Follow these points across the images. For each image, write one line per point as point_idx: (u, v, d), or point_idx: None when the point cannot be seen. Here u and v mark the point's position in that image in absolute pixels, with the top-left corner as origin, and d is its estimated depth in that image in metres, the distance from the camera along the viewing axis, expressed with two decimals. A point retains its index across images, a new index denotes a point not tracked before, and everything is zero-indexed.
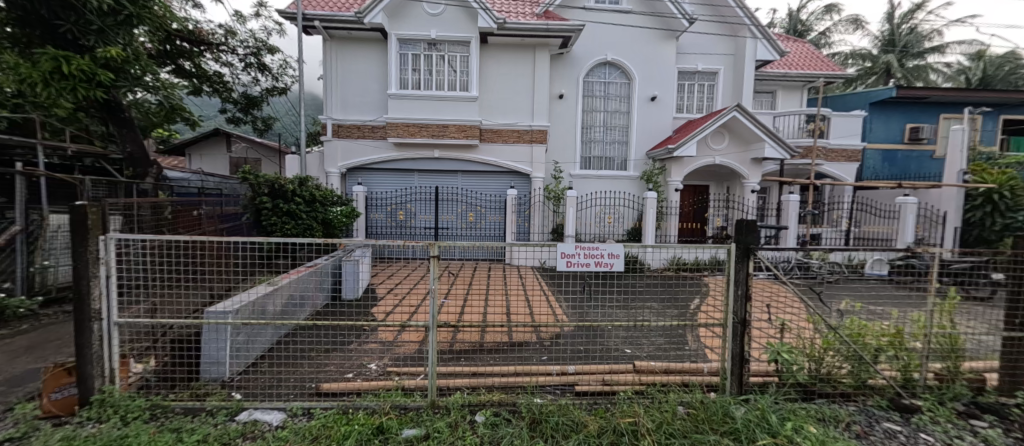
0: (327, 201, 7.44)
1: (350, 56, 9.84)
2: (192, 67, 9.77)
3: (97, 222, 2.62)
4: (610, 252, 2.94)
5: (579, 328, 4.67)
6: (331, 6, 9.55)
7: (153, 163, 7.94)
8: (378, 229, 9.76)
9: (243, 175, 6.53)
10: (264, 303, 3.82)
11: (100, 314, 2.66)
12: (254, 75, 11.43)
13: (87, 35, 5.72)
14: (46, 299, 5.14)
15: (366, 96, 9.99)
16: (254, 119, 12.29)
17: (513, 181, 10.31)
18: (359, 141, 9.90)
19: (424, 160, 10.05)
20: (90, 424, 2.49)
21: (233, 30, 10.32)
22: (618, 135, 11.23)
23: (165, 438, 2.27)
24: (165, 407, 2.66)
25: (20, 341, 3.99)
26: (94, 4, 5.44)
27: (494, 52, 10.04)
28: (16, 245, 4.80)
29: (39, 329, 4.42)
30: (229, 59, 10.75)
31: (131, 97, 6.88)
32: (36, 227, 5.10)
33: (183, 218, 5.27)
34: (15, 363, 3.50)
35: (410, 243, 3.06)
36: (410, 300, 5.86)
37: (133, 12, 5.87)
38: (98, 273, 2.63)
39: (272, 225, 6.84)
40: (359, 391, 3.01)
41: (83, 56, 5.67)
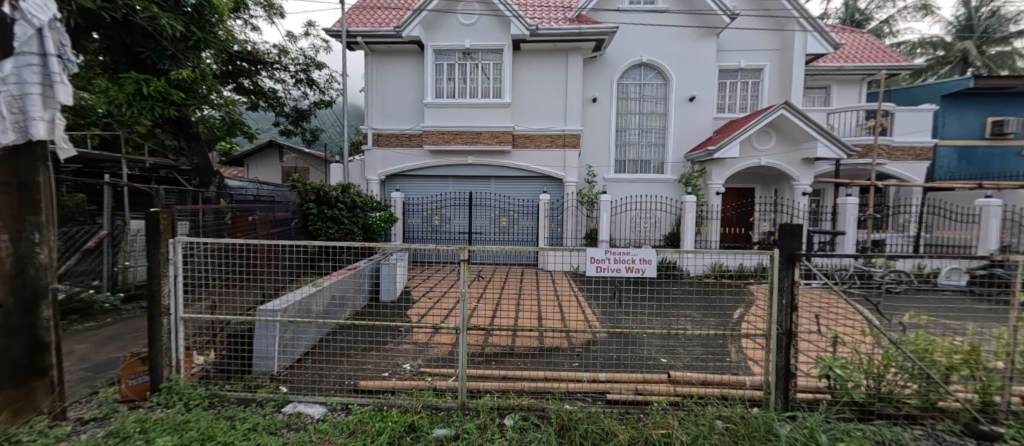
0: (367, 207, 7.90)
1: (389, 68, 10.33)
2: (250, 84, 10.70)
3: (168, 227, 2.95)
4: (642, 257, 2.86)
5: (612, 335, 4.59)
6: (372, 23, 10.10)
7: (215, 173, 8.71)
8: (415, 234, 10.11)
9: (292, 183, 7.03)
10: (308, 303, 4.07)
11: (168, 309, 2.97)
12: (303, 90, 12.26)
13: (162, 60, 6.39)
14: (126, 295, 5.76)
15: (403, 106, 10.40)
16: (303, 130, 13.13)
17: (545, 186, 10.27)
18: (398, 149, 10.32)
19: (458, 167, 10.28)
20: (160, 409, 2.77)
21: (286, 49, 11.14)
22: (655, 137, 10.92)
23: (221, 424, 2.47)
24: (222, 397, 2.91)
25: (104, 332, 4.52)
26: (170, 32, 6.11)
27: (527, 58, 10.13)
28: (103, 247, 5.45)
29: (120, 322, 4.96)
30: (282, 76, 11.59)
31: (198, 114, 7.66)
32: (120, 231, 5.71)
33: (242, 223, 5.73)
34: (101, 351, 3.96)
35: (442, 247, 3.13)
36: (444, 303, 6.04)
37: (200, 38, 6.54)
38: (167, 272, 2.94)
39: (318, 229, 7.34)
40: (393, 389, 3.14)
41: (159, 79, 6.36)
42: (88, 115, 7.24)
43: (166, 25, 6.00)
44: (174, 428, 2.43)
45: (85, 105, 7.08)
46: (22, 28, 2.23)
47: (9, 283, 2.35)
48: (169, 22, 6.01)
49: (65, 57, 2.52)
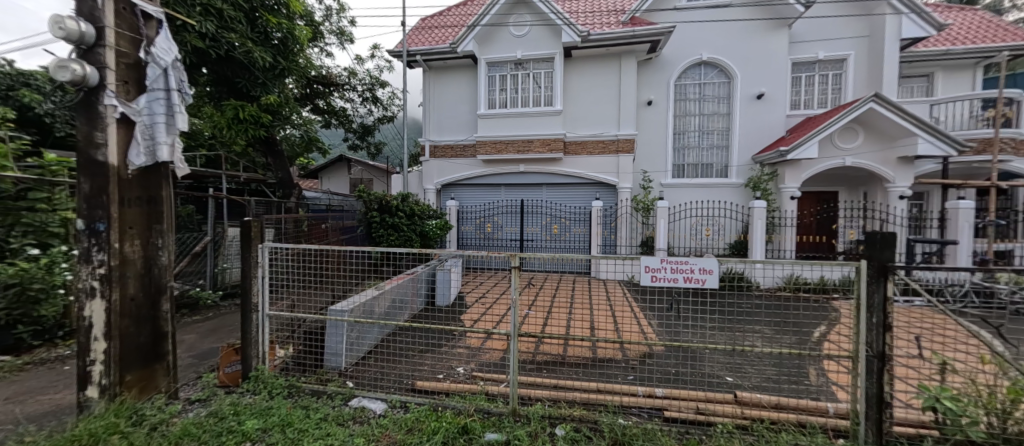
0: (424, 215, 8.34)
1: (445, 83, 10.85)
2: (324, 105, 11.82)
3: (258, 233, 3.37)
4: (703, 266, 2.70)
5: (671, 349, 4.36)
6: (430, 41, 10.72)
7: (295, 186, 9.70)
8: (469, 241, 10.42)
9: (359, 193, 7.63)
10: (371, 305, 4.37)
11: (257, 307, 3.37)
12: (369, 107, 13.26)
13: (255, 87, 7.32)
14: (225, 293, 6.62)
15: (458, 118, 10.84)
16: (368, 144, 14.17)
17: (598, 192, 10.06)
18: (453, 159, 10.75)
19: (511, 175, 10.45)
20: (249, 395, 3.14)
21: (354, 71, 12.18)
22: (717, 139, 10.26)
23: (297, 412, 2.72)
24: (299, 388, 3.23)
25: (207, 324, 5.22)
26: (261, 63, 6.99)
27: (578, 64, 10.09)
28: (207, 251, 6.32)
29: (219, 316, 5.70)
30: (351, 95, 12.67)
31: (281, 133, 8.62)
32: (222, 238, 6.56)
33: (316, 230, 6.33)
34: (204, 341, 4.58)
35: (494, 254, 3.22)
36: (496, 309, 6.15)
37: (284, 66, 7.42)
38: (256, 274, 3.34)
39: (381, 236, 7.89)
40: (447, 391, 3.26)
41: (252, 104, 7.29)
42: (198, 138, 8.49)
43: (257, 56, 6.87)
44: (260, 412, 2.73)
45: (196, 130, 8.29)
46: (154, 69, 2.69)
47: (140, 279, 2.80)
48: (260, 55, 6.89)
49: (183, 90, 2.95)
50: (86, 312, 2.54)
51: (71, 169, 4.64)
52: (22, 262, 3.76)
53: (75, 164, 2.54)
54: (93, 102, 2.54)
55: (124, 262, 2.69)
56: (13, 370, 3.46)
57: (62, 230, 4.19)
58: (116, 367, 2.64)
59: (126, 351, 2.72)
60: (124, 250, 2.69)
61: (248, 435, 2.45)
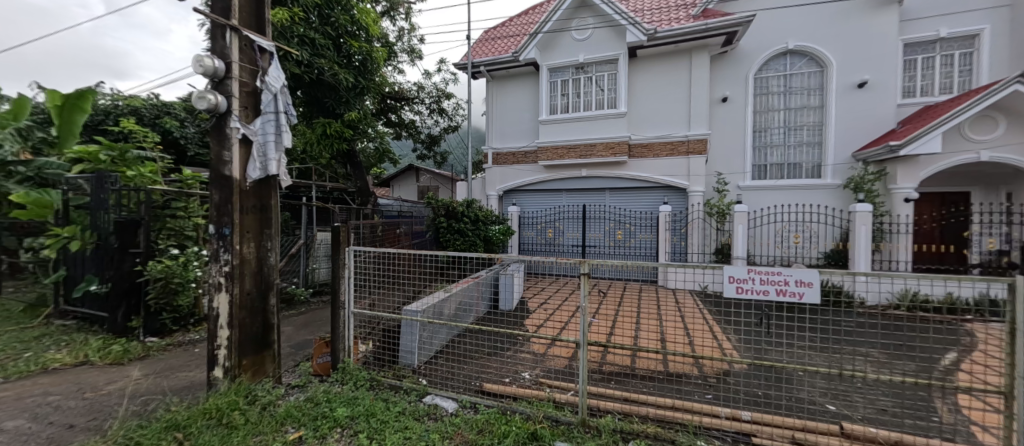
0: (488, 220, 8.60)
1: (508, 91, 11.10)
2: (396, 118, 12.73)
3: (344, 238, 3.74)
4: (799, 278, 2.43)
5: (755, 368, 3.96)
6: (493, 52, 11.05)
7: (371, 194, 10.54)
8: (530, 247, 10.48)
9: (428, 200, 8.10)
10: (441, 307, 4.57)
11: (343, 304, 3.76)
12: (436, 119, 13.99)
13: (339, 106, 8.11)
14: (314, 290, 7.38)
15: (520, 125, 10.99)
16: (435, 154, 14.94)
17: (666, 196, 9.56)
18: (515, 166, 10.92)
19: (573, 180, 10.34)
20: (338, 384, 3.46)
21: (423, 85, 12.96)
22: (807, 135, 9.22)
23: (380, 404, 2.93)
24: (379, 381, 3.48)
25: (301, 318, 5.85)
26: (345, 83, 7.73)
27: (644, 64, 9.73)
28: (300, 253, 7.10)
29: (310, 311, 6.37)
30: (420, 108, 13.48)
31: (360, 146, 9.43)
32: (313, 241, 7.32)
33: (391, 235, 6.81)
34: (300, 333, 5.13)
35: (562, 260, 3.20)
36: (559, 316, 6.09)
37: (364, 85, 8.13)
38: (342, 274, 3.75)
39: (448, 241, 8.26)
40: (515, 395, 3.29)
41: (337, 121, 8.10)
42: (293, 153, 9.61)
43: (342, 78, 7.62)
44: (348, 401, 2.98)
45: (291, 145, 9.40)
46: (267, 96, 3.14)
47: (255, 276, 3.22)
48: (344, 76, 7.63)
49: (289, 112, 3.37)
50: (215, 304, 2.98)
51: (201, 182, 5.52)
52: (167, 260, 4.53)
53: (209, 178, 3.01)
54: (221, 126, 2.98)
55: (245, 261, 3.11)
56: (161, 349, 4.18)
57: (195, 234, 4.99)
58: (236, 352, 3.06)
59: (245, 338, 3.14)
60: (244, 251, 3.12)
61: (339, 422, 2.68)
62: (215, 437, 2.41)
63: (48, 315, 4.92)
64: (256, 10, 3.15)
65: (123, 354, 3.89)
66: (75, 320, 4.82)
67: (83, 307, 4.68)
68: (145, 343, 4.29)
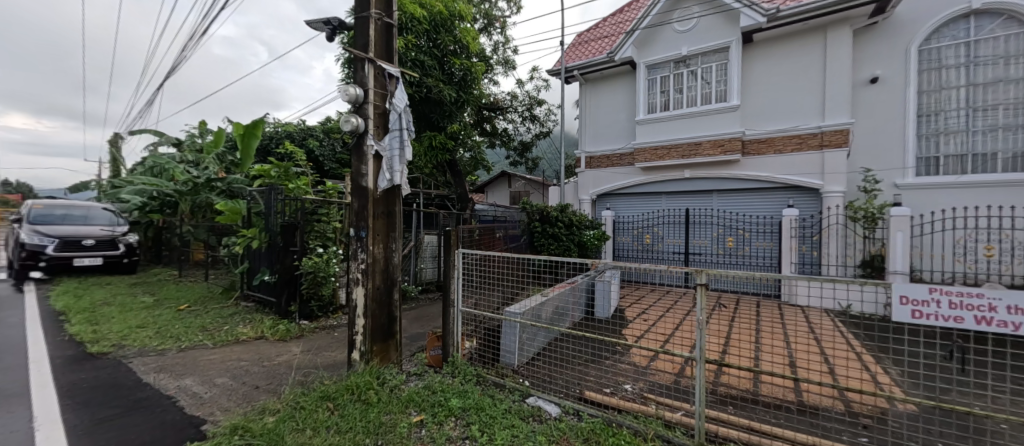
0: (582, 225, 8.50)
1: (602, 93, 10.85)
2: (490, 127, 13.40)
3: (455, 241, 4.05)
4: (1009, 304, 1.85)
5: (930, 412, 3.16)
6: (586, 54, 10.95)
7: (469, 200, 11.23)
8: (626, 252, 10.03)
9: (523, 204, 8.30)
10: (539, 310, 4.62)
11: (454, 302, 4.07)
12: (528, 126, 14.32)
13: (443, 119, 8.84)
14: (422, 288, 8.11)
15: (615, 127, 10.63)
16: (527, 160, 15.31)
17: (792, 198, 8.30)
18: (609, 169, 10.59)
19: (674, 182, 9.61)
20: (450, 376, 3.75)
21: (516, 94, 13.42)
22: (1005, 117, 7.04)
23: (487, 400, 3.08)
24: (485, 377, 3.66)
25: (413, 312, 6.49)
26: (448, 99, 8.42)
27: (762, 49, 8.64)
28: (411, 254, 7.88)
29: (419, 307, 7.01)
30: (513, 117, 13.97)
31: (458, 155, 10.15)
32: (421, 243, 8.07)
33: (490, 239, 7.14)
34: (413, 326, 5.69)
35: (674, 268, 2.95)
36: (662, 327, 5.69)
37: (463, 99, 8.75)
38: (453, 274, 4.04)
39: (542, 245, 8.36)
40: (618, 408, 3.15)
41: (439, 133, 8.86)
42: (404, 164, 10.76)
43: (446, 94, 8.31)
44: (459, 393, 3.20)
45: None
46: (394, 115, 3.55)
47: (383, 273, 3.65)
48: (446, 92, 8.31)
49: (410, 128, 3.77)
50: (354, 296, 3.47)
51: (337, 191, 6.51)
52: (316, 257, 5.40)
53: (351, 188, 3.52)
54: (361, 144, 3.48)
55: (376, 259, 3.56)
56: (311, 331, 5.02)
57: (334, 235, 5.87)
58: (368, 339, 3.52)
59: (375, 327, 3.58)
60: (376, 251, 3.56)
61: (453, 411, 2.90)
62: (356, 411, 2.79)
63: (236, 298, 6.29)
64: (386, 41, 3.59)
65: (286, 333, 4.77)
66: (253, 303, 6.06)
67: (258, 293, 5.87)
68: (299, 325, 5.19)
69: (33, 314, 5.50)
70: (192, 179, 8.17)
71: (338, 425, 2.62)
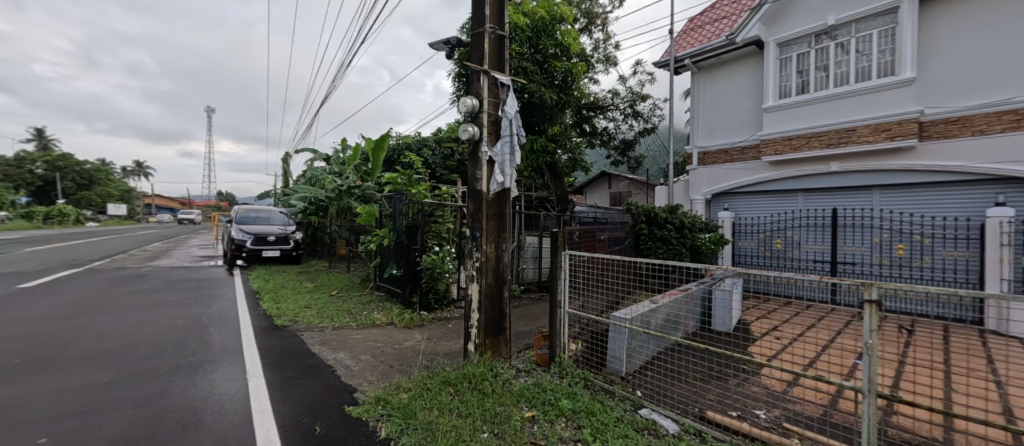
0: (696, 227, 7.81)
1: (719, 81, 9.76)
2: (590, 128, 13.16)
3: (562, 242, 4.01)
4: None
5: None
6: (700, 40, 9.99)
7: (569, 201, 11.26)
8: (751, 259, 8.86)
9: (627, 205, 7.93)
10: (649, 317, 4.30)
11: (560, 303, 4.05)
12: (631, 123, 13.64)
13: (543, 123, 8.95)
14: (525, 288, 8.32)
15: (734, 118, 9.46)
16: (629, 158, 14.62)
17: (998, 193, 6.31)
18: (727, 165, 9.43)
19: (814, 177, 8.11)
20: (559, 376, 3.77)
21: (618, 91, 12.91)
22: None
23: (598, 405, 2.99)
24: (593, 382, 3.58)
25: (517, 310, 6.72)
26: (549, 102, 8.52)
27: (950, 5, 6.79)
28: (514, 254, 8.17)
29: (523, 305, 7.23)
30: (615, 115, 13.47)
31: (558, 157, 10.21)
32: (524, 244, 8.33)
33: (593, 242, 6.97)
34: (519, 323, 5.88)
35: (827, 280, 2.43)
36: (802, 347, 4.82)
37: (564, 101, 8.75)
38: (560, 275, 4.01)
39: (649, 249, 7.86)
40: (749, 434, 2.77)
41: (540, 137, 9.03)
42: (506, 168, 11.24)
43: (547, 97, 8.39)
44: (568, 395, 3.18)
45: None
46: (505, 121, 3.74)
47: (494, 272, 3.82)
48: (547, 96, 8.40)
49: (519, 134, 3.91)
50: (470, 291, 3.73)
51: (449, 195, 7.09)
52: (433, 254, 6.04)
53: (466, 192, 3.79)
54: (475, 150, 3.74)
55: (489, 258, 3.76)
56: (430, 320, 5.57)
57: (448, 235, 6.40)
58: (482, 333, 3.74)
59: (488, 323, 3.78)
60: (488, 250, 3.75)
61: (564, 412, 2.89)
62: (474, 398, 2.99)
63: (371, 287, 7.33)
64: (498, 51, 3.77)
65: (410, 321, 5.38)
66: (383, 292, 6.99)
67: (387, 284, 6.74)
68: (420, 314, 5.79)
69: (239, 292, 7.25)
70: (338, 187, 9.79)
71: (459, 409, 2.84)
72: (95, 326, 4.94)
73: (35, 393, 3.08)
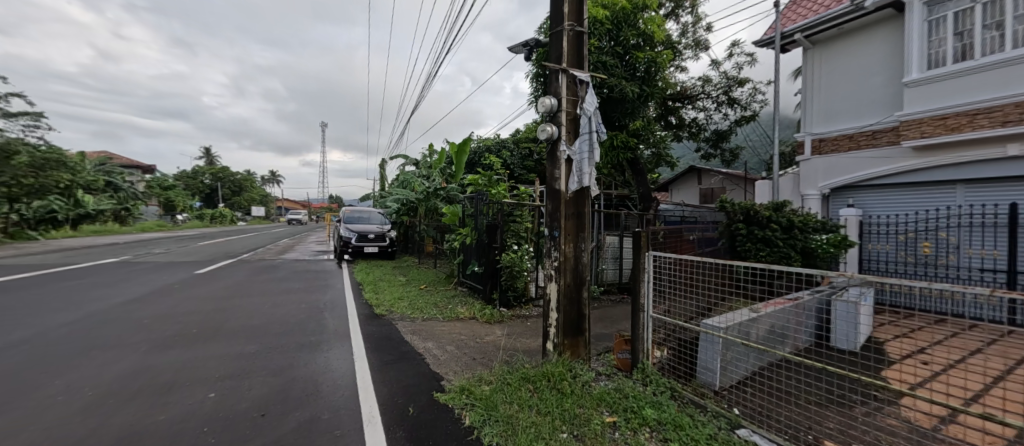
0: (809, 227, 6.80)
1: (840, 55, 8.38)
2: (676, 119, 12.30)
3: (645, 243, 3.79)
4: None
5: None
6: (814, 11, 8.66)
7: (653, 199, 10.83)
8: (884, 264, 7.38)
9: (721, 203, 7.23)
10: (749, 328, 3.84)
11: (644, 307, 3.84)
12: (725, 111, 12.37)
13: (624, 118, 8.56)
14: (605, 289, 8.05)
15: (860, 97, 8.05)
16: (723, 151, 13.30)
17: None
18: (852, 153, 8.03)
19: (978, 164, 6.49)
20: (642, 384, 3.59)
21: (710, 78, 11.79)
22: None
23: (686, 418, 2.78)
24: (681, 394, 3.34)
25: (597, 312, 6.54)
26: (632, 95, 8.13)
27: None
28: (593, 255, 7.99)
29: (603, 307, 7.02)
30: (706, 103, 12.32)
31: (640, 153, 9.70)
32: (603, 243, 8.10)
33: (682, 243, 6.47)
34: (599, 325, 5.73)
35: (1002, 297, 1.91)
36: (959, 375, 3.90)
37: (647, 93, 8.27)
38: (642, 278, 3.79)
39: (747, 251, 7.01)
40: None
41: (621, 132, 8.69)
42: None
43: (629, 90, 8.01)
44: (653, 404, 3.01)
45: None
46: (584, 119, 3.67)
47: (572, 271, 3.77)
48: (629, 89, 8.01)
49: (598, 131, 3.80)
50: (549, 290, 3.75)
51: (528, 194, 7.19)
52: (512, 253, 6.18)
53: (545, 191, 3.81)
54: (554, 150, 3.74)
55: (567, 258, 3.73)
56: (509, 317, 5.72)
57: (526, 234, 6.50)
58: (560, 332, 3.74)
59: (567, 323, 3.76)
60: (567, 250, 3.72)
61: (648, 421, 2.74)
62: (553, 397, 3.00)
63: (455, 283, 7.79)
64: (577, 48, 3.71)
65: (491, 317, 5.58)
66: (466, 288, 7.37)
67: (470, 281, 7.08)
68: (500, 311, 5.97)
69: (346, 283, 8.25)
70: (426, 189, 10.57)
71: (538, 406, 2.87)
72: (244, 307, 6.04)
73: (206, 357, 3.88)
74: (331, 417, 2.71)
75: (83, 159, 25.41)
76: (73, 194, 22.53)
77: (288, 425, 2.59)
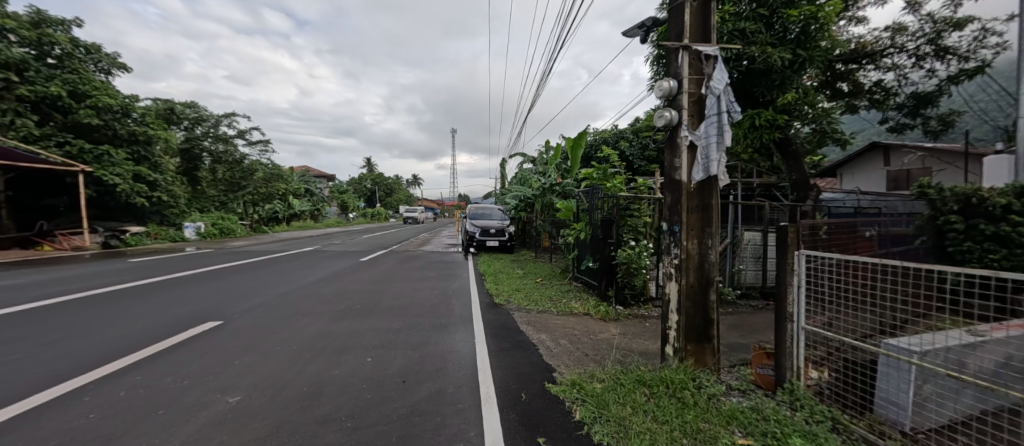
0: None
1: None
2: (850, 86, 9.87)
3: (794, 239, 3.15)
4: None
5: None
6: None
7: (813, 186, 9.00)
8: None
9: (920, 188, 5.73)
10: (963, 355, 2.84)
11: (792, 317, 3.21)
12: (929, 67, 9.38)
13: (771, 91, 7.25)
14: (743, 292, 6.99)
15: None
16: (925, 120, 10.12)
17: None
18: None
19: None
20: (789, 407, 3.02)
21: (905, 25, 9.08)
22: None
23: None
24: (847, 427, 2.70)
25: (732, 318, 5.75)
26: (782, 63, 6.83)
27: None
28: (727, 253, 7.06)
29: (740, 313, 6.14)
30: (898, 60, 9.51)
31: (793, 131, 8.09)
32: (740, 240, 7.11)
33: (855, 239, 5.22)
34: (732, 333, 5.03)
35: None
36: None
37: (805, 57, 6.82)
38: (791, 282, 3.16)
39: (963, 253, 5.26)
40: None
41: (769, 109, 7.37)
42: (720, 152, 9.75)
43: (777, 58, 6.74)
44: (803, 433, 2.50)
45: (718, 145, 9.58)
46: (711, 99, 3.22)
47: (697, 270, 3.38)
48: (779, 56, 6.73)
49: (731, 111, 3.29)
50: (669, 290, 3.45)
51: (648, 186, 6.73)
52: (629, 249, 5.88)
53: (663, 183, 3.52)
54: (674, 136, 3.41)
55: (690, 255, 3.37)
56: (626, 316, 5.46)
57: (645, 229, 6.12)
58: (682, 337, 3.41)
59: (690, 327, 3.40)
60: (690, 246, 3.37)
61: None
62: (672, 406, 2.76)
63: (570, 277, 7.80)
64: (702, 20, 3.30)
65: (606, 314, 5.42)
66: (581, 284, 7.32)
67: (585, 276, 6.99)
68: (615, 309, 5.74)
69: (471, 273, 9.07)
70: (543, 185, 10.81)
71: (655, 413, 2.68)
72: (391, 290, 7.18)
73: (364, 329, 4.75)
74: (455, 391, 3.03)
75: (292, 172, 33.60)
76: (288, 198, 30.05)
77: (422, 393, 3.00)
